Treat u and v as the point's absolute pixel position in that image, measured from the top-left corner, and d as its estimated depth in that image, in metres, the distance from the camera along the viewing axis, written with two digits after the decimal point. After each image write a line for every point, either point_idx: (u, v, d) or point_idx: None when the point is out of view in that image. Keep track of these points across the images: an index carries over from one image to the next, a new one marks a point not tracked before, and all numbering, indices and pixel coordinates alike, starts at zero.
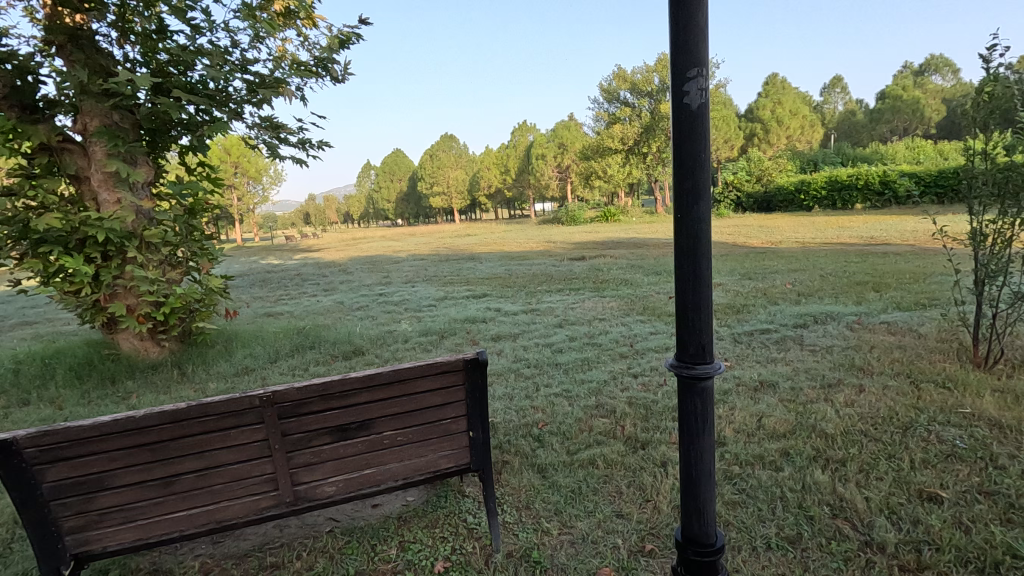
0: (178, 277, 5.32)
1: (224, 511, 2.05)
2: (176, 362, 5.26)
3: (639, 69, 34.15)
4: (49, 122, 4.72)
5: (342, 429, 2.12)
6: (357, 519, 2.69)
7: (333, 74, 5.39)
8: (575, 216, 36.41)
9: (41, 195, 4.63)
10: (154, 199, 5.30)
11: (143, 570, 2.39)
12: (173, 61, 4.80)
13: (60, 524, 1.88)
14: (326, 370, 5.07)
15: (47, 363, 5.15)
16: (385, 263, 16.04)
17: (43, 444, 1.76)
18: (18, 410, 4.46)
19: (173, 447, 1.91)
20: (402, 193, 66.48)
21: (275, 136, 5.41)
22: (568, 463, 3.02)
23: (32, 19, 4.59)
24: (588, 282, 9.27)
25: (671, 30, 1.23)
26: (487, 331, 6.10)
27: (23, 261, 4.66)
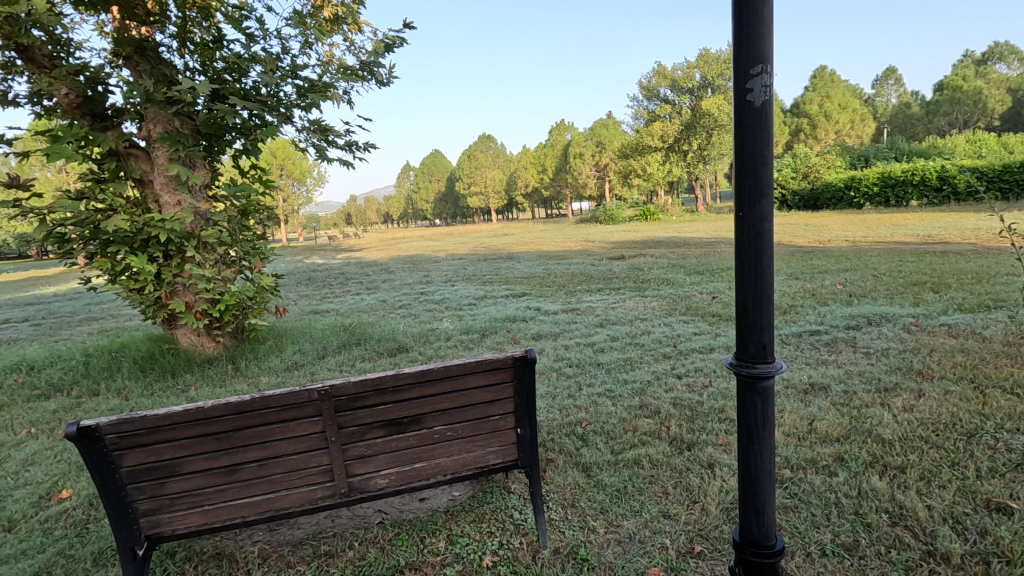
0: (232, 275, 5.55)
1: (283, 500, 2.14)
2: (231, 358, 5.49)
3: (680, 65, 33.80)
4: (117, 129, 5.01)
5: (394, 423, 2.18)
6: (405, 512, 2.76)
7: (379, 77, 5.52)
8: (614, 216, 36.05)
9: (109, 198, 4.91)
10: (211, 201, 5.55)
11: (207, 552, 2.52)
12: (229, 69, 5.02)
13: (136, 506, 2.01)
14: (371, 366, 5.20)
15: (114, 356, 5.47)
16: (425, 262, 16.31)
17: (122, 431, 1.88)
18: (89, 400, 4.75)
19: (237, 437, 2.01)
20: (440, 193, 67.32)
21: (323, 138, 5.59)
22: (613, 463, 3.01)
23: (102, 33, 4.89)
24: (628, 282, 9.18)
25: (734, 27, 1.23)
26: (528, 330, 6.13)
27: (93, 260, 4.95)
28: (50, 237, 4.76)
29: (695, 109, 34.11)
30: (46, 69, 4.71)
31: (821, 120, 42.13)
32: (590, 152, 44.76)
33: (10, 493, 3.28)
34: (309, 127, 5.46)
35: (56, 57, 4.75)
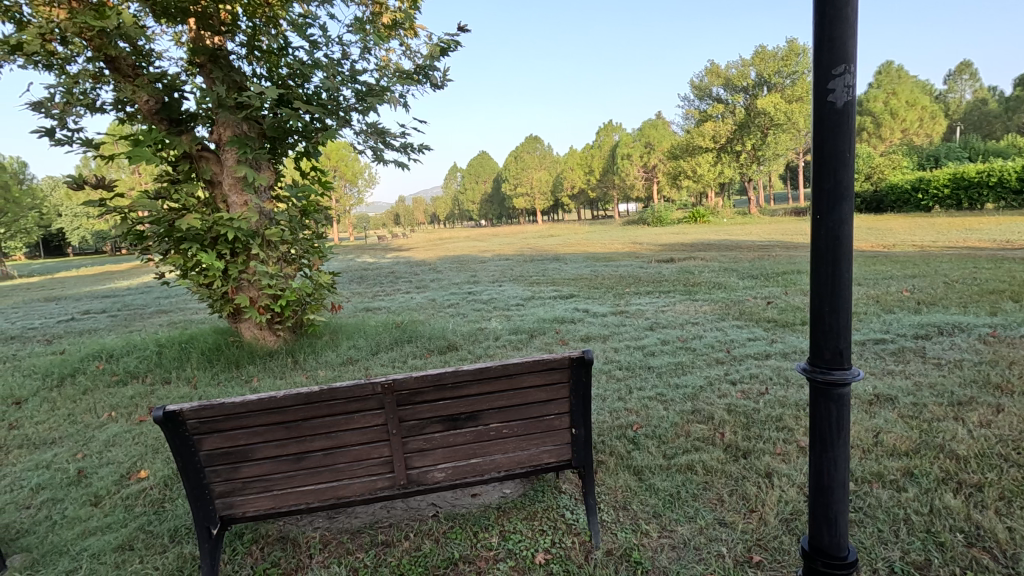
0: (292, 273, 5.80)
1: (346, 488, 2.23)
2: (290, 351, 5.73)
3: (734, 64, 33.05)
4: (191, 133, 5.33)
5: (452, 419, 2.24)
6: (457, 506, 2.82)
7: (434, 81, 5.64)
8: (663, 217, 35.43)
9: (183, 198, 5.22)
10: (274, 201, 5.81)
11: (272, 535, 2.66)
12: (293, 75, 5.23)
13: (213, 488, 2.15)
14: (423, 363, 5.32)
15: (184, 347, 5.80)
16: (472, 262, 16.52)
17: (202, 417, 2.01)
18: (162, 388, 5.07)
19: (306, 427, 2.11)
20: (486, 194, 67.98)
21: (380, 141, 5.76)
22: (666, 467, 2.98)
23: (179, 43, 5.22)
24: (678, 285, 9.02)
25: (816, 24, 1.21)
26: (576, 331, 6.12)
27: (168, 256, 5.28)
28: (129, 235, 5.10)
29: (750, 108, 33.12)
30: (129, 78, 5.06)
31: (886, 118, 40.08)
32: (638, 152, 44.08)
33: (96, 470, 3.56)
34: (366, 130, 5.62)
35: (139, 66, 5.11)
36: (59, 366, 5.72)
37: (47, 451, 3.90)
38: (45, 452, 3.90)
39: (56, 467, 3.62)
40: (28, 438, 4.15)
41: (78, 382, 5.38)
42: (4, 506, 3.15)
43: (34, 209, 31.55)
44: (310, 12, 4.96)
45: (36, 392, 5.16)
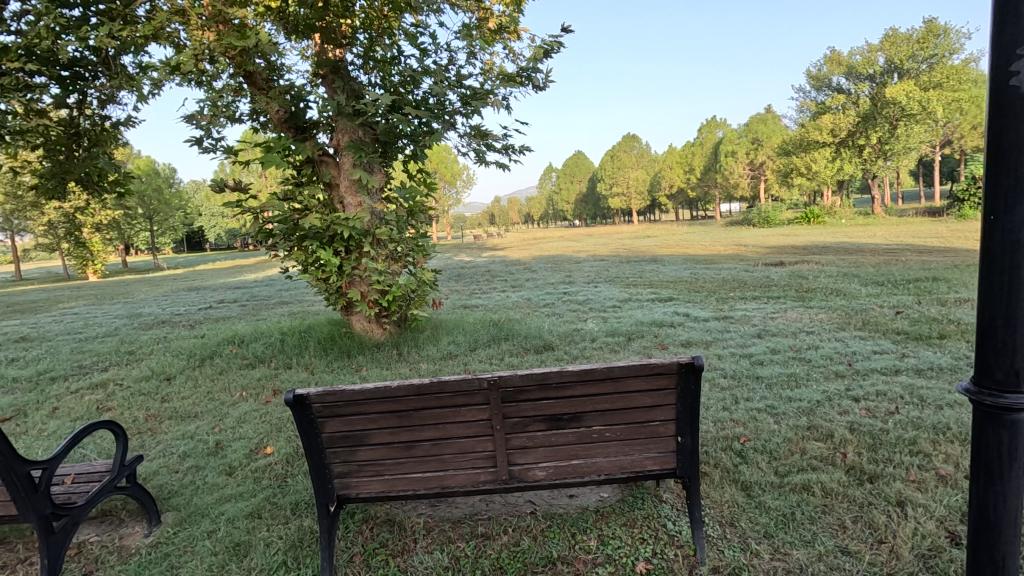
0: (398, 270, 6.12)
1: (451, 478, 2.32)
2: (395, 344, 6.05)
3: (860, 50, 30.34)
4: (314, 140, 5.80)
5: (555, 418, 2.23)
6: (554, 506, 2.82)
7: (536, 83, 5.70)
8: (771, 217, 33.20)
9: (305, 199, 5.70)
10: (384, 202, 6.16)
11: (380, 517, 2.83)
12: (404, 82, 5.52)
13: (332, 468, 2.32)
14: (519, 361, 5.39)
15: (303, 336, 6.33)
16: (567, 262, 16.52)
17: (326, 402, 2.17)
18: (284, 372, 5.57)
19: (416, 417, 2.20)
20: (581, 194, 67.59)
21: (482, 143, 5.92)
22: (778, 485, 2.79)
23: (306, 57, 5.69)
24: (790, 290, 8.40)
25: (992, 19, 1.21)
26: (676, 336, 5.91)
27: (293, 253, 5.78)
28: (260, 232, 5.65)
29: (875, 97, 30.12)
30: (263, 91, 5.62)
31: None
32: (744, 149, 41.52)
33: (230, 443, 3.98)
34: (470, 132, 5.79)
35: (271, 80, 5.64)
36: (200, 348, 6.46)
37: (191, 423, 4.42)
38: (190, 423, 4.42)
39: (199, 438, 4.10)
40: (176, 410, 4.73)
41: (215, 363, 6.04)
42: (158, 469, 3.61)
43: (181, 210, 35.92)
44: (421, 21, 5.19)
45: (182, 370, 5.88)
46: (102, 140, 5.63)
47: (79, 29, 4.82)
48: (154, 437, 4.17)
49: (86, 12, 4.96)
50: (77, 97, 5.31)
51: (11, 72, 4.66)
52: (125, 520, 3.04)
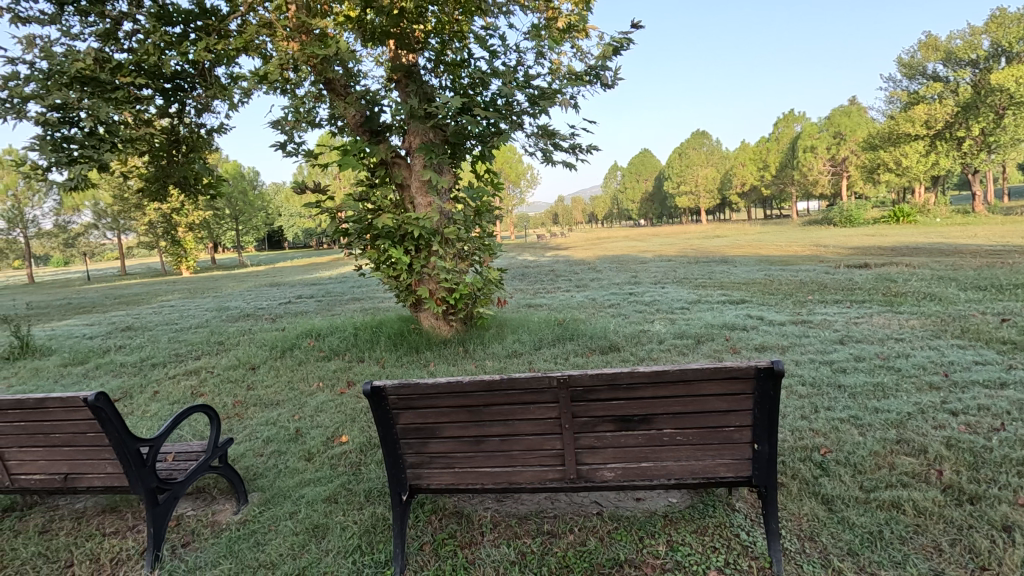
0: (465, 268, 6.24)
1: (519, 474, 2.35)
2: (462, 341, 6.17)
3: (961, 34, 27.89)
4: (387, 143, 6.03)
5: (624, 420, 2.21)
6: (621, 508, 2.79)
7: (605, 80, 5.64)
8: (854, 216, 31.10)
9: (379, 200, 5.94)
10: (453, 202, 6.30)
11: (448, 509, 2.91)
12: (474, 84, 5.62)
13: (405, 458, 2.41)
14: (584, 361, 5.36)
15: (375, 331, 6.60)
16: (632, 263, 16.23)
17: (401, 394, 2.25)
18: (357, 365, 5.82)
19: (486, 412, 2.24)
20: (647, 193, 66.12)
21: (549, 143, 5.93)
22: (862, 500, 2.62)
23: (380, 63, 5.92)
24: (876, 294, 7.85)
25: None
26: (749, 340, 5.67)
27: (367, 251, 6.04)
28: (338, 232, 5.95)
29: (978, 84, 27.56)
30: (341, 97, 5.89)
31: None
32: (825, 143, 39.07)
33: (309, 431, 4.21)
34: (537, 132, 5.82)
35: (349, 86, 5.92)
36: (281, 341, 6.86)
37: (273, 410, 4.71)
38: (272, 411, 4.71)
39: (281, 425, 4.36)
40: (260, 398, 5.05)
41: (295, 355, 6.40)
42: (245, 451, 3.88)
43: (263, 210, 38.26)
44: (491, 24, 5.27)
45: (265, 361, 6.28)
46: (199, 145, 6.10)
47: (180, 45, 5.24)
48: (241, 422, 4.48)
49: (186, 29, 5.40)
50: (177, 107, 5.79)
51: (124, 86, 5.15)
52: (216, 497, 3.29)
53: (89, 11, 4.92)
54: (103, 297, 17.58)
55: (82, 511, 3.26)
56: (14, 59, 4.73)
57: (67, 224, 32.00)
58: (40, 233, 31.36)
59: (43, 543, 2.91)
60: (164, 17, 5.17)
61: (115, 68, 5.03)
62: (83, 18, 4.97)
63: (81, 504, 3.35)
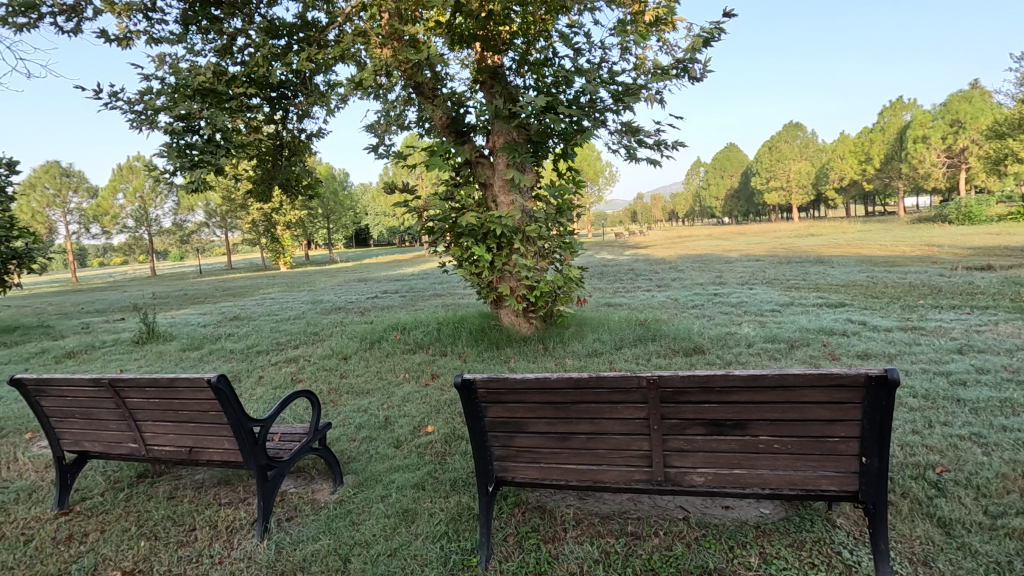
0: (546, 266, 6.27)
1: (604, 473, 2.35)
2: (541, 338, 6.21)
3: None
4: (472, 143, 6.21)
5: (716, 424, 2.14)
6: (709, 515, 2.71)
7: (693, 74, 5.46)
8: (974, 213, 27.99)
9: (463, 199, 6.12)
10: (534, 201, 6.36)
11: (531, 503, 2.95)
12: (557, 82, 5.63)
13: (492, 450, 2.48)
14: (667, 363, 5.23)
15: (457, 326, 6.79)
16: (717, 262, 15.56)
17: (489, 388, 2.31)
18: (441, 358, 6.03)
19: (573, 410, 2.25)
20: (732, 190, 63.06)
21: (634, 140, 5.83)
22: (987, 527, 2.38)
23: (466, 65, 6.08)
24: (1003, 299, 7.02)
25: None
26: (849, 347, 5.28)
27: (451, 248, 6.25)
28: (424, 230, 6.19)
29: None
30: (429, 99, 6.11)
31: None
32: (940, 132, 35.37)
33: (397, 419, 4.42)
34: (621, 128, 5.74)
35: (436, 89, 6.14)
36: (370, 333, 7.23)
37: (364, 399, 4.98)
38: (363, 399, 4.98)
39: (371, 412, 4.60)
40: (352, 386, 5.36)
41: (383, 346, 6.72)
42: (341, 436, 4.14)
43: (351, 210, 40.34)
44: (576, 22, 5.25)
45: (356, 351, 6.65)
46: (299, 149, 6.55)
47: (285, 56, 5.65)
48: (336, 408, 4.78)
49: (290, 40, 5.81)
50: (282, 114, 6.25)
51: (237, 96, 5.62)
52: (314, 477, 3.54)
53: (210, 29, 5.42)
54: (215, 289, 19.32)
55: (201, 482, 3.62)
56: (148, 75, 5.31)
57: (184, 222, 35.41)
58: (162, 231, 34.94)
59: (170, 508, 3.26)
60: (271, 31, 5.60)
61: (230, 80, 5.51)
62: (205, 36, 5.50)
63: (200, 475, 3.72)
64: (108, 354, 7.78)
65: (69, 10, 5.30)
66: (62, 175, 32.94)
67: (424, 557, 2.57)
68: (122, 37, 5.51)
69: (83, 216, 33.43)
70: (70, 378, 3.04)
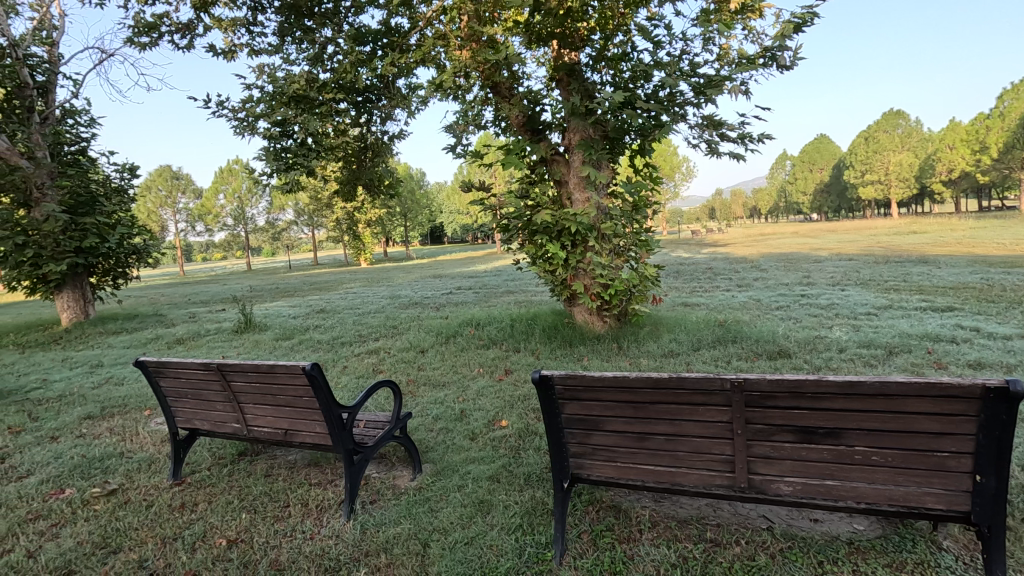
0: (621, 264, 6.17)
1: (683, 476, 2.30)
2: (615, 337, 6.13)
3: None
4: (548, 141, 6.23)
5: (806, 431, 2.03)
6: (795, 527, 2.58)
7: (782, 62, 5.18)
8: None
9: (538, 197, 6.15)
10: (610, 198, 6.29)
11: (606, 501, 2.94)
12: (635, 77, 5.53)
13: (568, 447, 2.50)
14: (749, 366, 5.01)
15: (530, 323, 6.85)
16: (805, 262, 14.65)
17: (566, 384, 2.31)
18: (515, 354, 6.11)
19: (652, 410, 2.22)
20: (822, 184, 59.01)
21: (716, 134, 5.61)
22: None
23: (543, 63, 6.12)
24: None
25: None
26: (959, 355, 4.82)
27: (526, 246, 6.31)
28: (499, 227, 6.30)
29: None
30: (506, 98, 6.21)
31: None
32: None
33: (472, 412, 4.53)
34: (701, 122, 5.55)
35: (513, 88, 6.22)
36: (446, 328, 7.45)
37: (440, 391, 5.14)
38: (439, 391, 5.15)
39: (448, 405, 4.75)
40: (429, 378, 5.55)
41: (458, 341, 6.90)
42: (419, 426, 4.31)
43: (427, 208, 41.57)
44: (657, 14, 5.13)
45: (433, 345, 6.87)
46: (381, 150, 6.85)
47: (370, 61, 5.92)
48: (415, 399, 4.97)
49: (375, 46, 6.08)
50: (366, 117, 6.56)
51: (327, 102, 5.97)
52: (395, 464, 3.71)
53: (303, 39, 5.78)
54: (303, 283, 20.62)
55: (293, 462, 3.89)
56: (249, 85, 5.75)
57: (275, 221, 38.00)
58: (256, 229, 37.68)
59: (267, 484, 3.54)
60: (358, 38, 5.89)
61: (321, 86, 5.85)
62: (299, 46, 5.88)
63: (292, 456, 4.00)
64: (212, 341, 8.52)
65: (183, 28, 5.84)
66: (173, 177, 36.37)
67: (500, 547, 2.63)
68: (228, 51, 6.01)
69: (190, 215, 36.71)
70: (184, 361, 3.37)
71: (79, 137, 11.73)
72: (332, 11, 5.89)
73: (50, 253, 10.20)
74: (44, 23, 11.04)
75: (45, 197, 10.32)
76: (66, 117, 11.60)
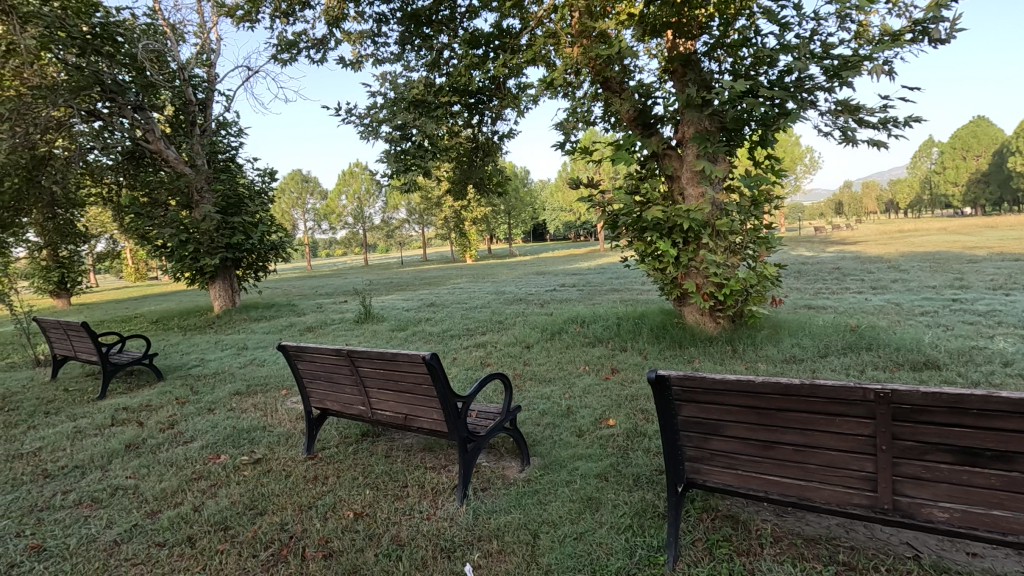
0: (737, 263, 5.81)
1: (814, 491, 2.13)
2: (729, 340, 5.81)
3: None
4: (660, 135, 6.05)
5: (969, 452, 1.79)
6: (947, 559, 2.30)
7: (935, 36, 4.59)
8: None
9: (648, 192, 6.01)
10: (727, 192, 5.98)
11: (722, 511, 2.81)
12: (757, 63, 5.20)
13: (683, 450, 2.43)
14: (887, 377, 4.51)
15: (638, 322, 6.70)
16: (958, 262, 12.89)
17: (684, 385, 2.24)
18: (621, 353, 6.02)
19: (779, 417, 2.09)
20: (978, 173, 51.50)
21: (853, 119, 5.11)
22: None
23: (657, 55, 5.94)
24: None
25: None
26: None
27: (634, 243, 6.19)
28: (607, 224, 6.24)
29: None
30: (616, 93, 6.11)
31: None
32: None
33: (579, 409, 4.53)
34: (834, 108, 5.09)
35: (624, 82, 6.12)
36: (551, 324, 7.51)
37: (546, 386, 5.20)
38: (546, 387, 5.21)
39: (554, 400, 4.79)
40: (535, 373, 5.64)
41: (563, 338, 6.92)
42: (527, 419, 4.39)
43: (530, 206, 42.02)
44: None
45: (538, 340, 6.97)
46: (491, 150, 7.04)
47: (483, 64, 6.10)
48: (521, 393, 5.07)
49: (488, 49, 6.25)
50: (478, 119, 6.78)
51: (443, 105, 6.26)
52: (504, 454, 3.82)
53: (422, 46, 6.09)
54: (414, 278, 21.72)
55: (410, 446, 4.14)
56: (374, 93, 6.16)
57: (390, 219, 40.43)
58: (373, 228, 40.40)
59: (387, 465, 3.80)
60: (472, 42, 6.09)
61: (437, 91, 6.15)
62: (418, 53, 6.21)
63: (409, 440, 4.25)
64: (337, 330, 9.29)
65: (318, 44, 6.40)
66: (303, 181, 40.20)
67: (609, 546, 2.61)
68: (355, 62, 6.49)
69: (317, 215, 40.21)
70: (318, 347, 3.72)
71: (230, 146, 13.29)
72: (448, 18, 6.15)
73: (206, 248, 11.67)
74: (205, 48, 12.64)
75: (203, 199, 11.81)
76: (220, 129, 13.19)
